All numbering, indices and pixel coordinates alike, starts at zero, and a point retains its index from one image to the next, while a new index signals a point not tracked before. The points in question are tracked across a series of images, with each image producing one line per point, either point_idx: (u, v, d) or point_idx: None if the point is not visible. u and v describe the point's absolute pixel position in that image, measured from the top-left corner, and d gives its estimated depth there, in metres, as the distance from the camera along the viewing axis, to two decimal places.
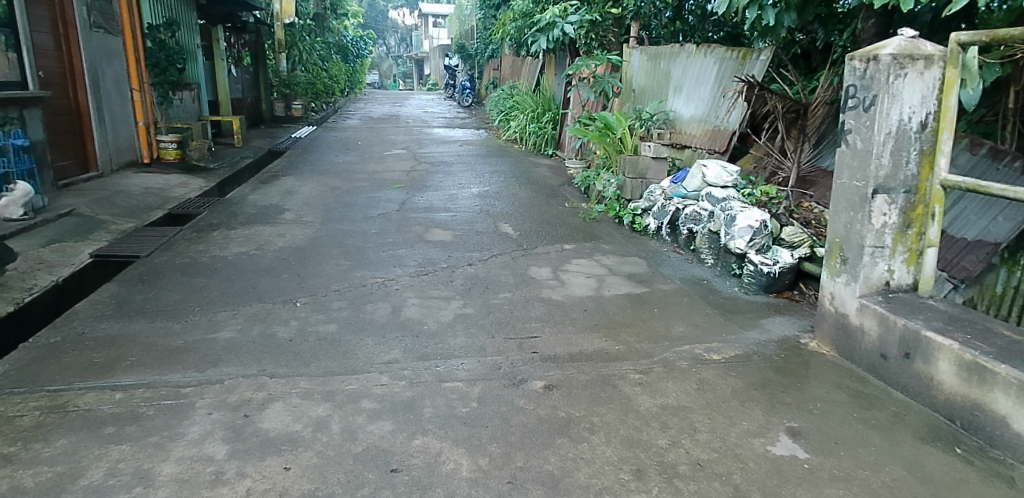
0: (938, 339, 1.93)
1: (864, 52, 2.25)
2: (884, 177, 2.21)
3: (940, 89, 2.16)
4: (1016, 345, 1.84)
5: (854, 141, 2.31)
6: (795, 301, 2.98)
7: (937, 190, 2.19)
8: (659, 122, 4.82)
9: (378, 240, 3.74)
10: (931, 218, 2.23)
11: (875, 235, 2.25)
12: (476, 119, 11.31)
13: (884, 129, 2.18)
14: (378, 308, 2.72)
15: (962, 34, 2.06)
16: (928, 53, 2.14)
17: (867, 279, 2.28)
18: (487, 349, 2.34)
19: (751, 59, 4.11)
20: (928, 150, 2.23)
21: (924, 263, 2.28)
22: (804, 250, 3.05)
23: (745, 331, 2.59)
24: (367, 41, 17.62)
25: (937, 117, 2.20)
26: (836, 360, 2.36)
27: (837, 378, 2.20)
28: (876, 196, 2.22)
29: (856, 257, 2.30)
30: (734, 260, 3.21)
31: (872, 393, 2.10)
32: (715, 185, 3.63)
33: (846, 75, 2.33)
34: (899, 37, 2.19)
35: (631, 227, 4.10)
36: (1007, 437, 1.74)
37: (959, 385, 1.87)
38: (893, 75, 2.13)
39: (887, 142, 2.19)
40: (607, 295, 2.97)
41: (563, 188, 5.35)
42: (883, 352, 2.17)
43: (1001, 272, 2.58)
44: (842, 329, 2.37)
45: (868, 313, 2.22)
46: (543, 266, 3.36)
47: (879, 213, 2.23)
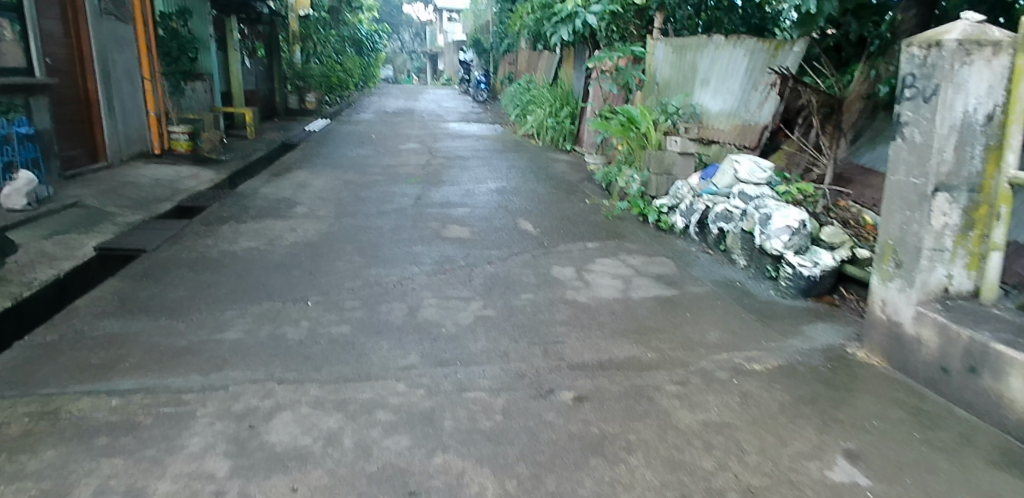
0: (1010, 352, 1.70)
1: (925, 37, 2.00)
2: (947, 174, 1.96)
3: (1012, 78, 1.90)
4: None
5: (912, 134, 2.04)
6: (836, 306, 2.78)
7: (1004, 188, 1.95)
8: (685, 117, 4.58)
9: (394, 236, 3.59)
10: (997, 220, 1.98)
11: (934, 237, 2.01)
12: (492, 114, 11.16)
13: (946, 123, 1.93)
14: (393, 309, 2.57)
15: None
16: (997, 38, 1.86)
17: (924, 284, 2.04)
18: (510, 356, 2.19)
19: (783, 51, 3.90)
20: (995, 146, 1.97)
21: (988, 268, 2.02)
22: (844, 253, 2.85)
23: (785, 339, 2.40)
24: (381, 37, 17.53)
25: (1007, 108, 1.93)
26: (887, 372, 2.15)
27: (891, 393, 2.01)
28: (937, 195, 1.97)
29: (912, 261, 2.06)
30: (769, 262, 3.01)
31: (933, 410, 1.92)
32: (748, 182, 3.41)
33: (902, 62, 2.08)
34: (965, 21, 1.93)
35: (656, 225, 3.92)
36: None
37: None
38: (959, 63, 1.87)
39: (950, 136, 1.94)
40: (634, 298, 2.79)
41: (582, 184, 5.18)
42: (944, 364, 1.96)
43: None
44: (895, 339, 2.16)
45: (926, 322, 2.00)
46: (566, 265, 3.19)
47: (939, 213, 1.99)
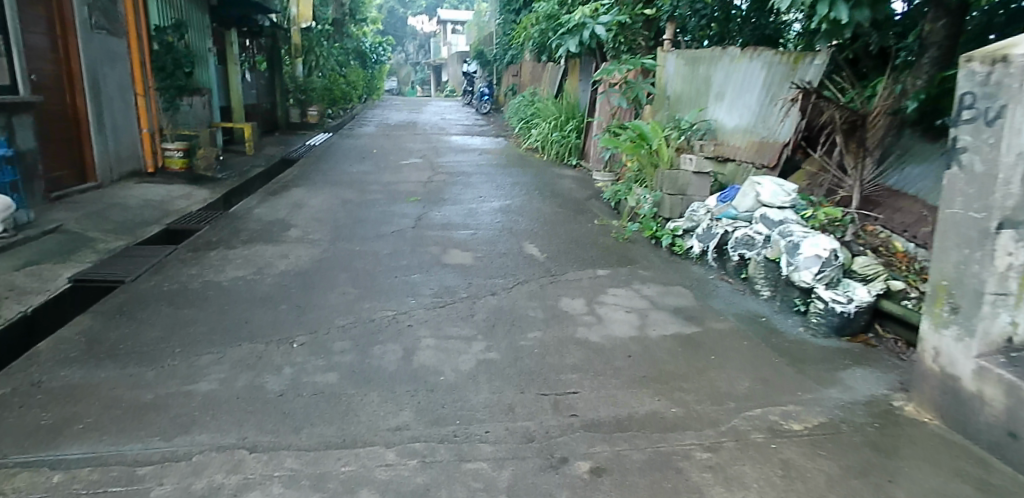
0: None
1: (987, 51, 1.80)
2: (1014, 208, 1.71)
3: None
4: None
5: (972, 162, 1.80)
6: (872, 346, 2.51)
7: None
8: (700, 133, 4.35)
9: (391, 262, 3.35)
10: None
11: (998, 280, 1.76)
12: (496, 126, 10.96)
13: (1015, 148, 1.69)
14: (387, 351, 2.32)
15: None
16: None
17: (987, 334, 1.79)
18: (516, 411, 1.94)
19: (803, 64, 3.66)
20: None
21: None
22: (879, 287, 2.59)
23: (823, 389, 2.14)
24: (384, 48, 17.41)
25: None
26: (943, 433, 1.89)
27: (951, 462, 1.75)
28: (1004, 233, 1.73)
29: (973, 307, 1.81)
30: (797, 295, 2.73)
31: (1002, 485, 1.65)
32: (771, 205, 3.15)
33: (960, 81, 1.86)
34: None
35: (670, 249, 3.66)
36: None
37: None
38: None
39: (1019, 165, 1.69)
40: (653, 335, 2.53)
41: (590, 202, 4.93)
42: (1012, 429, 1.70)
43: None
44: (952, 394, 1.90)
45: (991, 378, 1.75)
46: (576, 296, 2.93)
47: (1006, 253, 1.74)
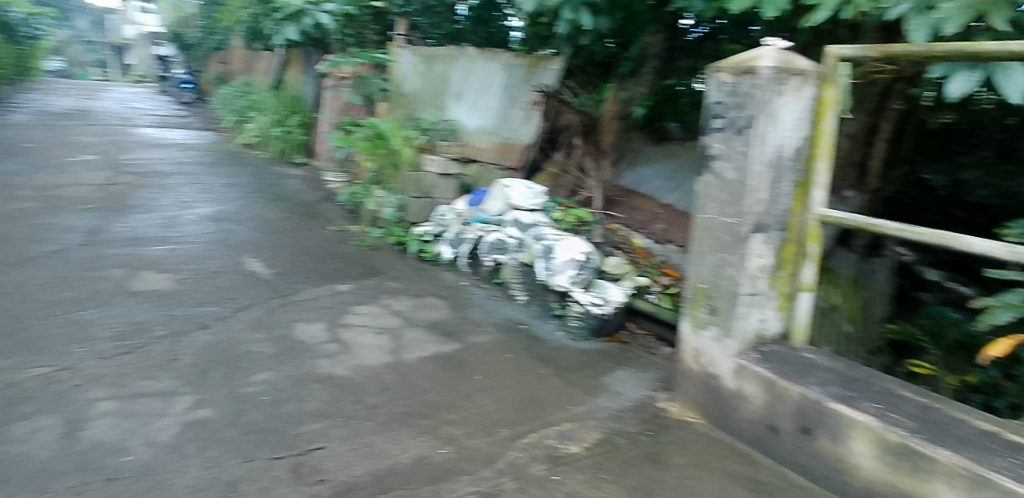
0: (849, 414, 1.73)
1: (734, 64, 2.09)
2: (761, 213, 2.07)
3: (813, 113, 2.09)
4: (949, 419, 1.70)
5: (723, 169, 2.14)
6: (627, 344, 2.57)
7: (812, 227, 2.10)
8: (442, 133, 3.94)
9: (44, 297, 2.43)
10: (804, 258, 2.14)
11: (750, 281, 2.11)
12: (202, 120, 9.51)
13: (762, 157, 2.03)
14: (33, 431, 1.57)
15: (841, 48, 2.00)
16: (801, 69, 2.00)
17: (740, 333, 2.10)
18: (241, 491, 1.42)
19: (540, 67, 3.75)
20: (800, 181, 2.13)
21: (796, 310, 2.19)
22: (628, 286, 2.67)
23: (594, 401, 2.09)
24: (40, 20, 13.94)
25: (808, 144, 2.12)
26: (709, 432, 2.12)
27: (724, 464, 1.90)
28: (755, 236, 2.08)
29: (730, 307, 2.11)
30: (554, 300, 2.67)
31: (769, 480, 1.87)
32: (521, 207, 3.06)
33: (711, 89, 2.17)
34: (773, 47, 2.02)
35: (419, 256, 3.41)
36: None
37: (882, 468, 1.66)
38: (772, 92, 1.98)
39: (764, 173, 2.05)
40: (410, 359, 2.20)
41: (323, 205, 4.42)
42: (772, 423, 1.96)
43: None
44: (712, 393, 2.15)
45: (750, 375, 2.02)
46: (314, 321, 2.43)
47: (755, 255, 2.10)
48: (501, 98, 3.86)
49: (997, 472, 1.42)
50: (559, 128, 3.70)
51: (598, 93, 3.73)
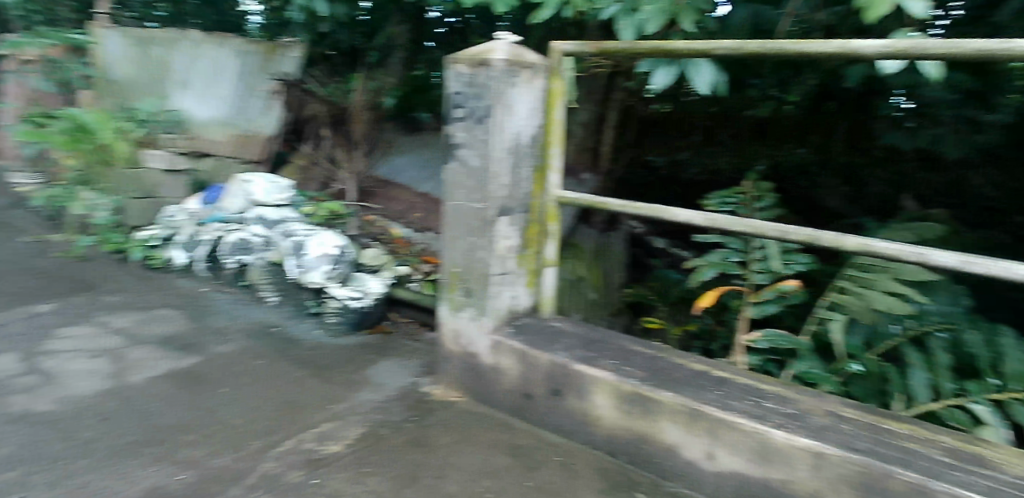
0: (594, 373, 2.09)
1: (470, 55, 2.18)
2: (505, 197, 2.21)
3: (544, 102, 2.29)
4: (674, 365, 2.23)
5: (467, 156, 2.23)
6: (389, 334, 2.82)
7: (552, 207, 2.30)
8: (166, 124, 4.06)
9: None
10: (547, 236, 2.34)
11: (499, 262, 2.24)
12: None
13: (501, 145, 2.16)
14: None
15: (563, 44, 2.22)
16: (530, 62, 2.18)
17: (495, 311, 2.25)
18: None
19: (279, 55, 4.22)
20: (538, 166, 2.30)
21: (543, 283, 2.39)
22: (388, 275, 2.94)
23: (353, 395, 2.25)
24: None
25: (543, 131, 2.31)
26: (472, 407, 2.31)
27: (489, 435, 2.14)
28: (500, 220, 2.21)
29: (483, 288, 2.24)
30: (309, 298, 2.83)
31: (526, 443, 2.14)
32: (266, 204, 3.19)
33: (449, 79, 2.24)
34: (503, 41, 2.17)
35: (145, 263, 3.49)
36: (677, 467, 1.99)
37: (617, 413, 2.07)
38: (506, 84, 2.12)
39: (504, 159, 2.18)
40: (134, 381, 2.16)
41: (13, 236, 3.93)
42: (526, 391, 2.22)
43: (761, 305, 2.43)
44: (472, 371, 2.33)
45: (506, 350, 2.22)
46: (7, 353, 2.31)
47: (502, 237, 2.23)
48: (238, 85, 4.26)
49: (707, 405, 1.92)
50: (306, 117, 4.34)
51: (346, 82, 4.26)
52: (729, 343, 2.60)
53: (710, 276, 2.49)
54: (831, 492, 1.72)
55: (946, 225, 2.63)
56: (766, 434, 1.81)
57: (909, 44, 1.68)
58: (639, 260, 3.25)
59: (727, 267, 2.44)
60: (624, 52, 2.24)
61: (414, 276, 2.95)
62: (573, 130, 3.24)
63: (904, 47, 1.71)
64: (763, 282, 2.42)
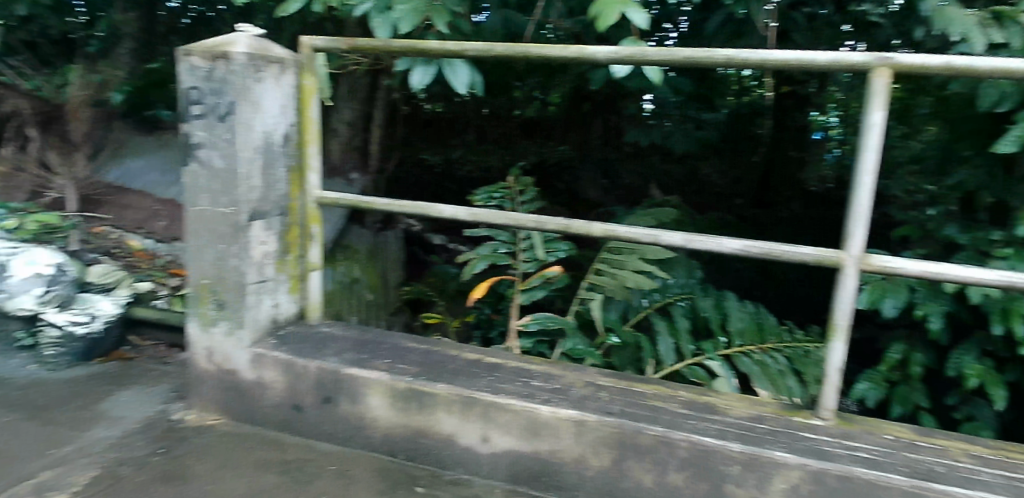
0: (366, 375, 2.10)
1: (207, 47, 2.02)
2: (257, 201, 2.09)
3: (298, 99, 2.21)
4: (445, 357, 2.31)
5: (209, 157, 2.06)
6: (127, 357, 2.91)
7: (313, 209, 2.26)
8: None
9: None
10: (310, 238, 2.30)
11: (256, 269, 2.14)
12: None
13: (250, 143, 2.03)
14: None
15: (314, 40, 2.17)
16: (279, 56, 2.09)
17: (254, 322, 2.16)
18: None
19: None
20: (295, 166, 2.24)
21: (308, 288, 2.38)
22: (123, 297, 3.03)
23: (86, 433, 2.08)
24: None
25: (298, 130, 2.24)
26: (234, 428, 2.19)
27: (252, 454, 2.03)
28: (253, 224, 2.09)
29: (239, 299, 2.13)
30: (19, 329, 2.74)
31: (299, 456, 2.06)
32: None
33: (183, 73, 2.05)
34: (245, 33, 2.05)
35: None
36: (454, 454, 2.10)
37: (390, 411, 2.10)
38: (251, 79, 1.99)
39: (255, 158, 2.05)
40: None
41: None
42: (295, 403, 2.16)
43: (528, 290, 2.56)
44: (231, 389, 2.22)
45: (267, 362, 2.14)
46: None
47: (257, 242, 2.12)
48: None
49: (479, 391, 2.07)
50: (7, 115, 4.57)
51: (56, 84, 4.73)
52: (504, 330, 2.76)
53: (482, 268, 2.58)
54: (591, 453, 2.01)
55: (679, 208, 3.05)
56: (533, 411, 2.03)
57: (635, 51, 2.14)
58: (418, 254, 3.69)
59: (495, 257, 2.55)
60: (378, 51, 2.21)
61: (159, 295, 3.14)
62: (334, 130, 3.79)
63: (631, 55, 2.18)
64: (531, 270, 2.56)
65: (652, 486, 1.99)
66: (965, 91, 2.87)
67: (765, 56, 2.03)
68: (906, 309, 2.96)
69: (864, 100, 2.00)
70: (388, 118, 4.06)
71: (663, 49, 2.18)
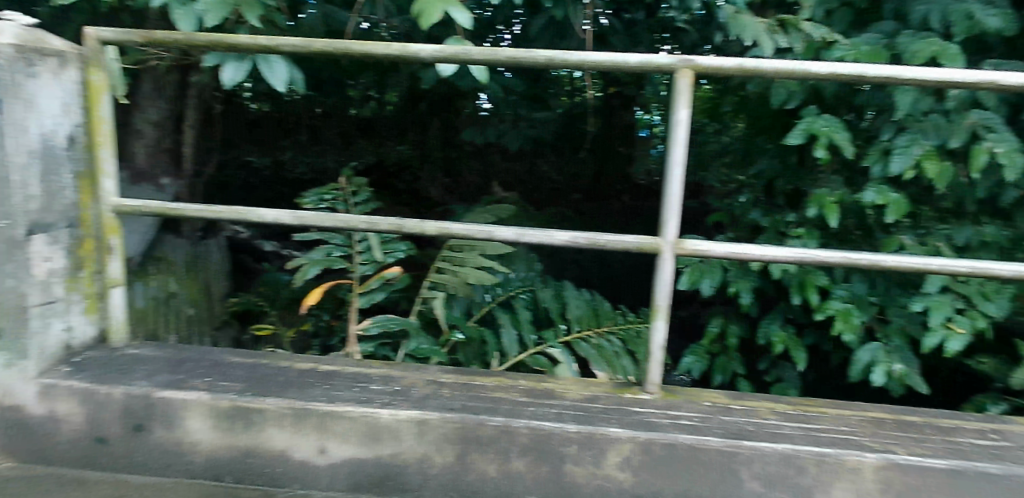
0: (184, 396, 1.96)
1: None
2: (37, 212, 1.89)
3: (84, 98, 2.03)
4: (276, 369, 2.21)
5: None
6: None
7: (110, 219, 2.10)
8: None
9: None
10: (109, 250, 2.14)
11: (40, 289, 1.94)
12: None
13: (23, 146, 1.84)
14: None
15: (100, 30, 2.01)
16: (57, 49, 1.93)
17: (40, 350, 1.96)
18: None
19: None
20: (86, 172, 2.07)
21: (109, 306, 2.21)
22: None
23: None
24: None
25: (86, 132, 2.06)
26: (24, 472, 1.96)
27: None
28: (33, 237, 1.89)
29: (20, 325, 1.91)
30: None
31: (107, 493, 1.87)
32: None
33: None
34: (12, 22, 1.85)
35: None
36: (289, 470, 1.99)
37: (214, 433, 1.96)
38: (20, 75, 1.82)
39: (30, 163, 1.86)
40: None
41: None
42: (98, 435, 1.96)
43: (365, 294, 2.70)
44: (18, 429, 1.97)
45: (60, 394, 1.93)
46: None
47: (40, 258, 1.93)
48: None
49: (313, 401, 1.99)
50: None
51: None
52: (344, 335, 3.09)
53: (314, 274, 2.61)
54: (435, 451, 2.00)
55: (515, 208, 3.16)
56: (373, 415, 1.98)
57: (457, 50, 2.10)
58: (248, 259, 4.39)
59: (328, 263, 2.67)
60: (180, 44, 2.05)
61: None
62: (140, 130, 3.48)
63: (454, 54, 2.14)
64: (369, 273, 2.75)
65: (496, 476, 2.01)
66: (759, 91, 3.23)
67: (584, 58, 2.11)
68: (720, 288, 3.29)
69: (673, 100, 2.17)
70: (201, 118, 3.82)
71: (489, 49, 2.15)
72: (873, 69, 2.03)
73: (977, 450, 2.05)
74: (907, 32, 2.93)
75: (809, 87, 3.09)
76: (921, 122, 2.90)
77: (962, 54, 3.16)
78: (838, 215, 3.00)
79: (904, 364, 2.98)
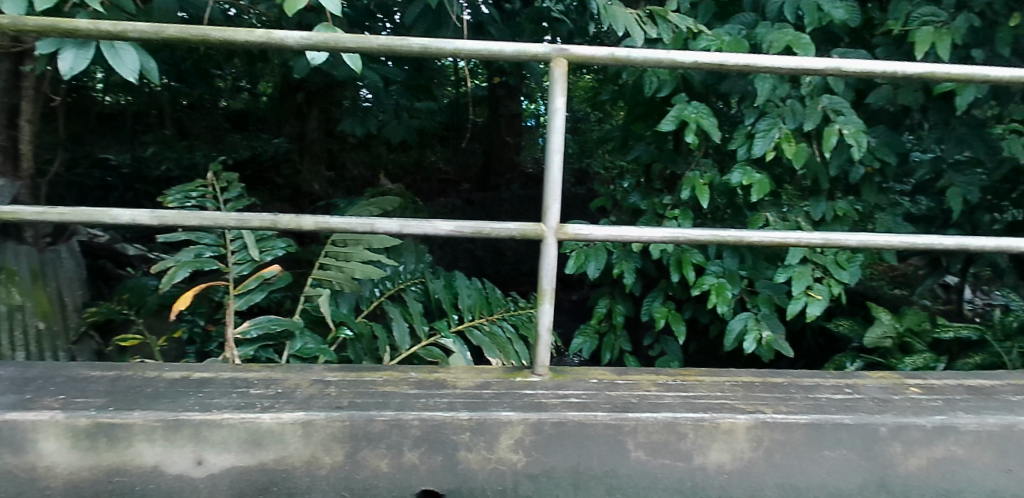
0: (34, 416, 1.77)
1: None
2: None
3: None
4: (142, 381, 2.05)
5: None
6: None
7: None
8: None
9: None
10: None
11: None
12: None
13: None
14: None
15: None
16: None
17: None
18: None
19: None
20: None
21: None
22: None
23: None
24: None
25: None
26: None
27: None
28: None
29: None
30: None
31: None
32: None
33: None
34: None
35: None
36: (161, 488, 1.82)
37: (71, 455, 1.78)
38: None
39: None
40: None
41: None
42: None
43: (240, 297, 2.74)
44: None
45: None
46: None
47: None
48: None
49: (185, 412, 1.83)
50: None
51: None
52: (223, 340, 3.14)
53: (184, 276, 2.75)
54: (323, 453, 1.86)
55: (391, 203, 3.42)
56: (254, 421, 1.83)
57: (328, 37, 1.92)
58: (107, 269, 4.40)
59: (198, 263, 2.76)
60: (7, 29, 1.85)
61: None
62: None
63: (324, 41, 1.95)
64: (245, 272, 2.87)
65: (389, 471, 1.87)
66: (633, 80, 3.40)
67: (458, 46, 1.99)
68: (607, 269, 3.43)
69: (547, 88, 2.12)
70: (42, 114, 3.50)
71: (360, 36, 1.99)
72: (733, 58, 2.08)
73: (831, 404, 2.13)
74: (764, 23, 3.17)
75: (678, 76, 3.29)
76: (780, 107, 3.15)
77: (815, 44, 3.45)
78: (708, 195, 3.22)
79: (771, 331, 3.25)
